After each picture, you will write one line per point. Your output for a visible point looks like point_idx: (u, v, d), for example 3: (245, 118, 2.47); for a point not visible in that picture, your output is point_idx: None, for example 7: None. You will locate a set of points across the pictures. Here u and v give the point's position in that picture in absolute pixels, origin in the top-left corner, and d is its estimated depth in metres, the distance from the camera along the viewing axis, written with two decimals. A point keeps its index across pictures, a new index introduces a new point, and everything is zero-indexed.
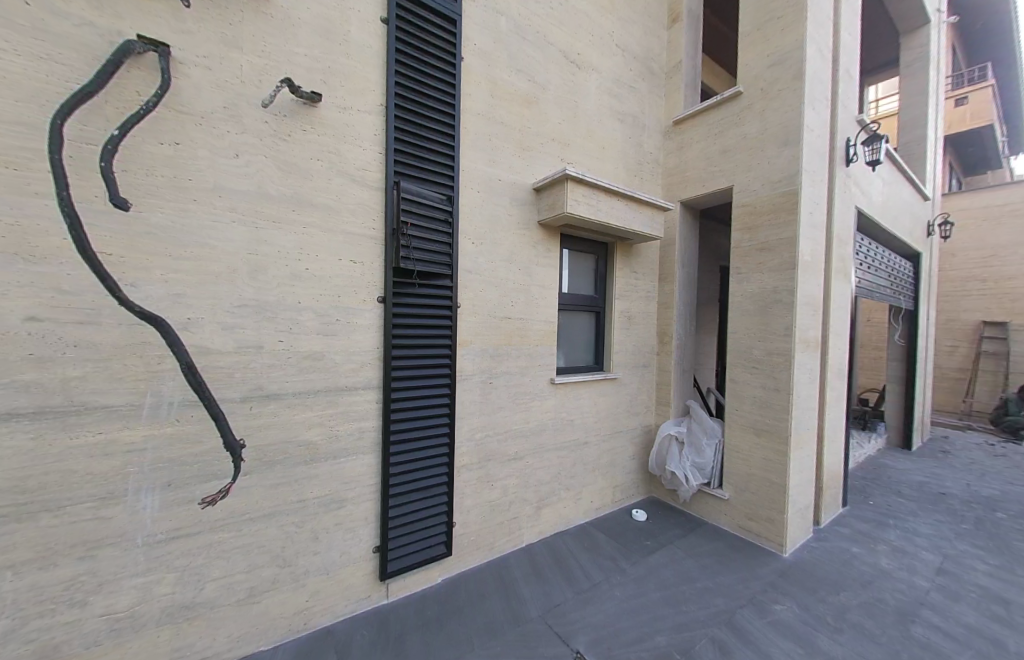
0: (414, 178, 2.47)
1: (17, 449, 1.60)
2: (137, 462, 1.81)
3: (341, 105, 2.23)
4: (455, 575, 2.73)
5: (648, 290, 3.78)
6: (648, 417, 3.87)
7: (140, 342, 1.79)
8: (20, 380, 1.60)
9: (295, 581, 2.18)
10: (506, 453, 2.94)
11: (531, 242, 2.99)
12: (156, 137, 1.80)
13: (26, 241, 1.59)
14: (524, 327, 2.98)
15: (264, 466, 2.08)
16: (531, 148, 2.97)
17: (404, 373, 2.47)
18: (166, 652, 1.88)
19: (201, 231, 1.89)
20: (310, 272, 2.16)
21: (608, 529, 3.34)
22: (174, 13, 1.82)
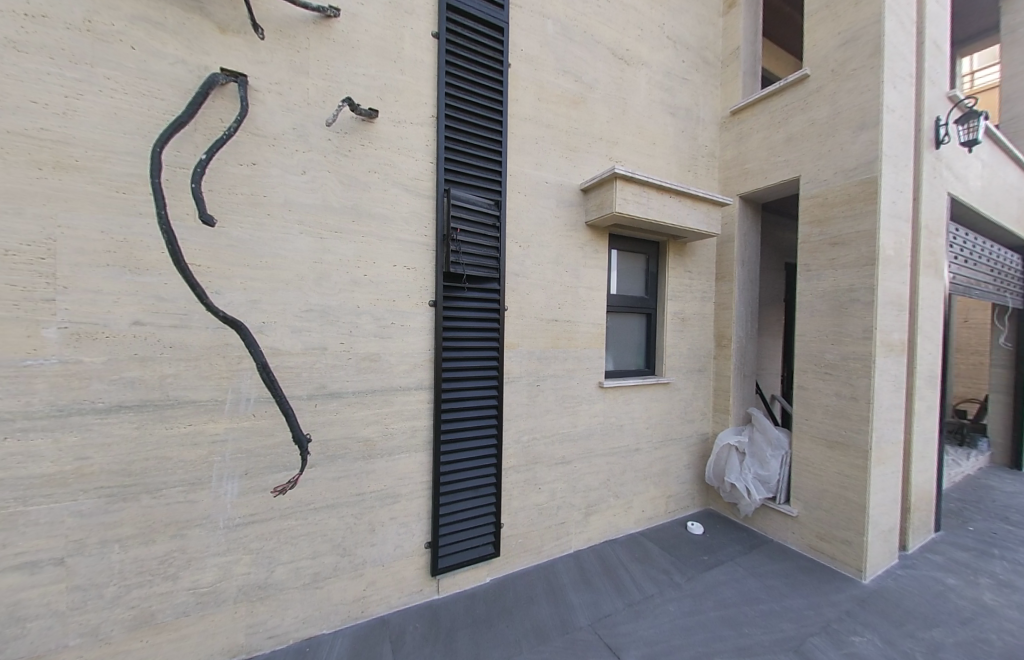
0: (463, 185, 2.54)
1: (125, 436, 1.83)
2: (220, 451, 2.00)
3: (395, 119, 2.35)
4: (503, 575, 2.74)
5: (703, 291, 3.60)
6: (704, 424, 3.68)
7: (224, 343, 1.99)
8: (127, 376, 1.83)
9: (354, 570, 2.30)
10: (554, 456, 2.92)
11: (579, 243, 2.96)
12: (237, 159, 2.00)
13: (133, 255, 1.83)
14: (572, 329, 2.95)
15: (327, 460, 2.22)
16: (579, 149, 2.95)
17: (454, 374, 2.53)
18: (242, 626, 2.06)
19: (273, 242, 2.07)
20: (368, 278, 2.29)
21: (661, 541, 3.20)
22: (251, 46, 2.01)
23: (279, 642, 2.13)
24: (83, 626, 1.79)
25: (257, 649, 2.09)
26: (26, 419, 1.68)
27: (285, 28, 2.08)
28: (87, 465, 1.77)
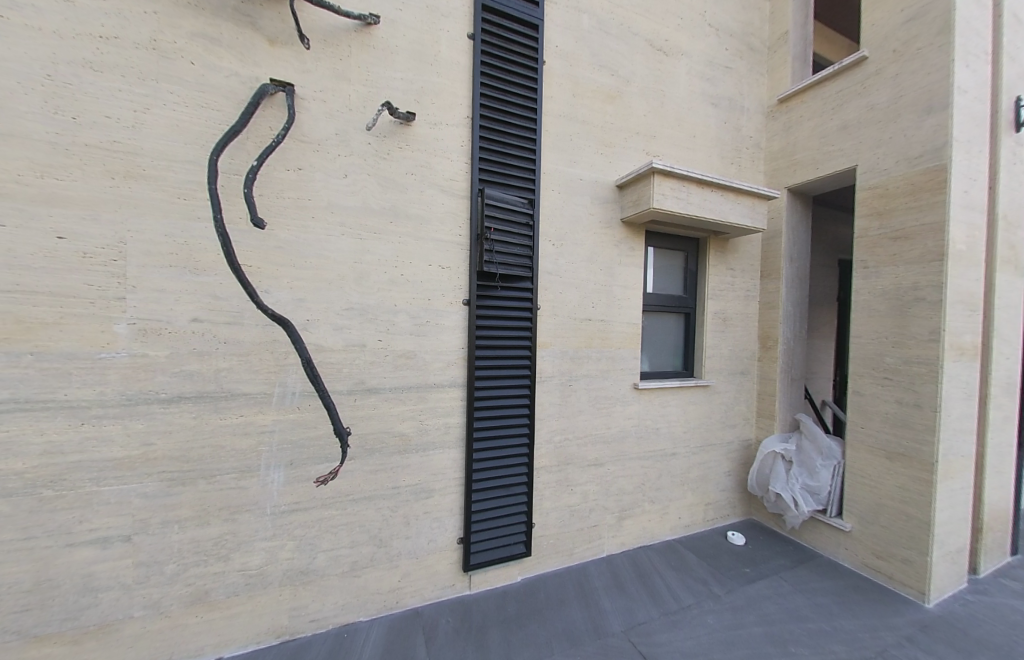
0: (498, 184, 2.56)
1: (184, 425, 1.97)
2: (267, 441, 2.11)
3: (432, 121, 2.39)
4: (535, 575, 2.73)
5: (747, 289, 3.44)
6: (747, 429, 3.51)
7: (272, 339, 2.10)
8: (186, 369, 1.97)
9: (390, 561, 2.36)
10: (587, 457, 2.87)
11: (614, 241, 2.90)
12: (285, 164, 2.10)
13: (193, 256, 1.96)
14: (606, 329, 2.90)
15: (365, 453, 2.29)
16: (615, 144, 2.89)
17: (487, 372, 2.55)
18: (286, 609, 2.16)
19: (317, 242, 2.16)
20: (404, 277, 2.35)
21: (700, 550, 3.08)
22: (298, 56, 2.11)
23: (319, 627, 2.23)
24: (147, 599, 1.94)
25: (299, 632, 2.19)
26: (99, 406, 1.85)
27: (329, 37, 2.17)
28: (151, 450, 1.92)
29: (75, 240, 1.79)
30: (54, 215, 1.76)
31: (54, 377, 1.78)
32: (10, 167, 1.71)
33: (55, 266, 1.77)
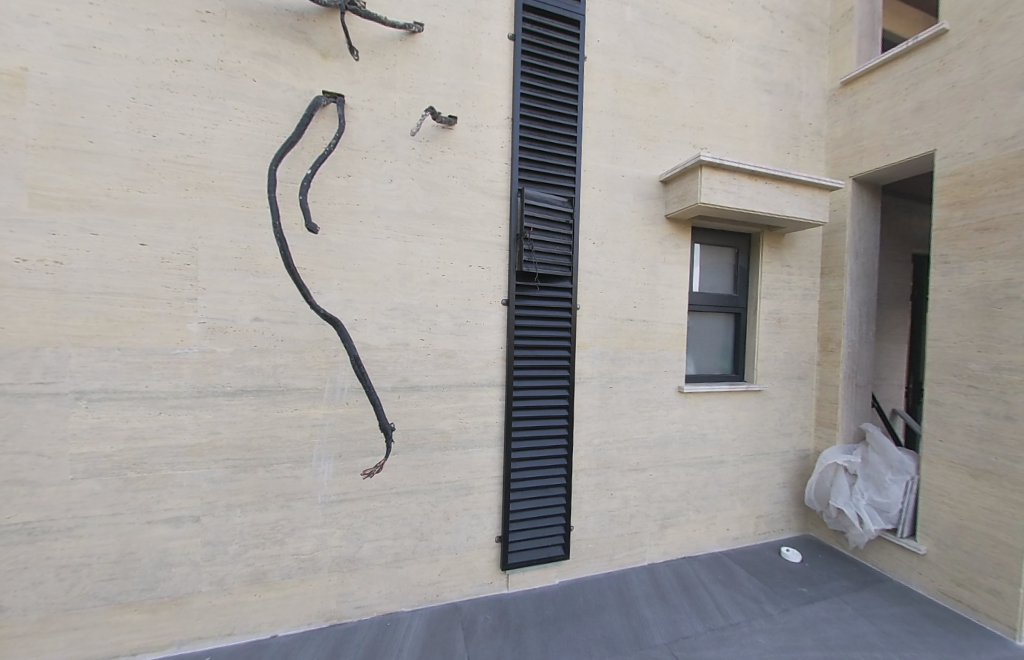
0: (537, 184, 2.55)
1: (245, 416, 2.13)
2: (318, 433, 2.23)
3: (473, 123, 2.43)
4: (574, 579, 2.70)
5: (804, 288, 3.21)
6: (804, 438, 3.27)
7: (323, 338, 2.21)
8: (248, 365, 2.12)
9: (430, 554, 2.42)
10: (628, 461, 2.80)
11: (658, 239, 2.81)
12: (336, 171, 2.21)
13: (254, 260, 2.11)
14: (649, 329, 2.81)
15: (408, 448, 2.37)
16: (659, 138, 2.80)
17: (525, 372, 2.55)
18: (334, 594, 2.27)
19: (364, 246, 2.26)
20: (445, 278, 2.40)
21: (751, 564, 2.91)
22: (347, 68, 2.22)
23: (364, 613, 2.32)
24: (212, 576, 2.11)
25: (345, 617, 2.29)
26: (174, 397, 2.03)
27: (376, 48, 2.26)
28: (217, 438, 2.09)
29: (155, 246, 1.99)
30: (137, 224, 1.96)
31: (137, 369, 1.99)
32: (104, 183, 1.92)
33: (138, 270, 1.97)
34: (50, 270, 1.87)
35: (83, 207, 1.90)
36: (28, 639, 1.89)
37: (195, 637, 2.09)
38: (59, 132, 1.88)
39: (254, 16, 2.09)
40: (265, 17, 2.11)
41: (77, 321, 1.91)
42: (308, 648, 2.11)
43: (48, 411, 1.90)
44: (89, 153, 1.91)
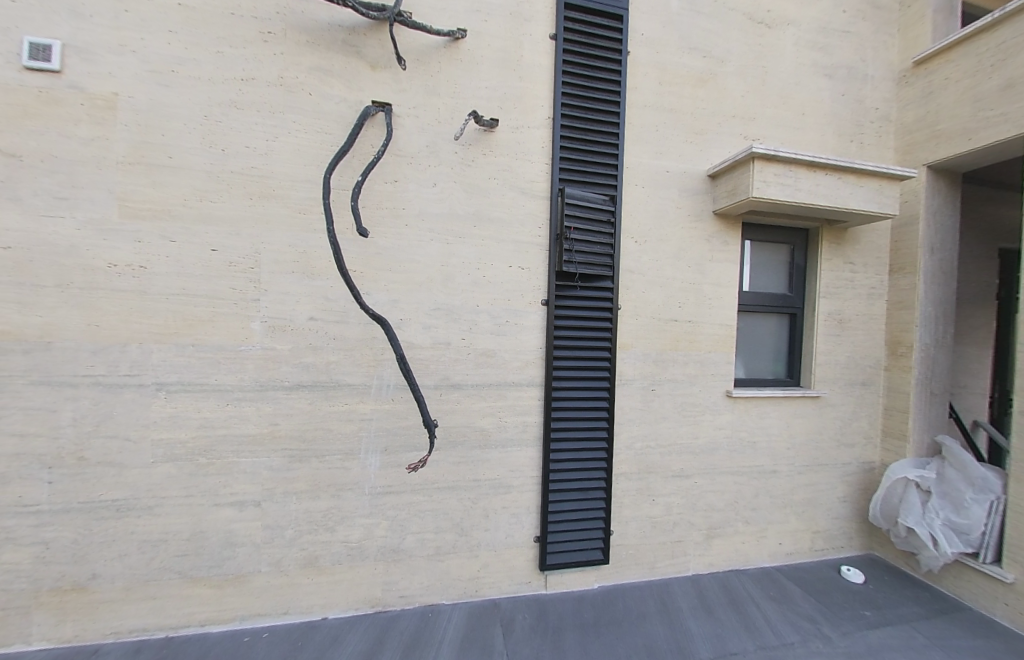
0: (578, 183, 2.54)
1: (301, 409, 2.26)
2: (365, 427, 2.33)
3: (515, 124, 2.45)
4: (613, 584, 2.65)
5: (869, 287, 2.97)
6: (869, 449, 3.03)
7: (371, 337, 2.32)
8: (304, 361, 2.26)
9: (470, 550, 2.46)
10: (671, 467, 2.71)
11: (705, 236, 2.70)
12: (383, 177, 2.31)
13: (310, 263, 2.25)
14: (695, 331, 2.71)
15: (449, 444, 2.42)
16: (706, 132, 2.70)
17: (565, 372, 2.54)
18: (380, 581, 2.37)
19: (409, 248, 2.34)
20: (486, 279, 2.44)
21: (807, 582, 2.73)
22: (395, 77, 2.31)
23: (407, 603, 2.40)
24: (270, 557, 2.26)
25: (389, 605, 2.38)
26: (238, 390, 2.20)
27: (422, 56, 2.34)
28: (276, 429, 2.24)
29: (223, 251, 2.16)
30: (209, 231, 2.14)
31: (207, 364, 2.17)
32: (181, 194, 2.12)
33: (209, 273, 2.15)
34: (137, 274, 2.08)
35: (163, 216, 2.10)
36: (117, 603, 2.12)
37: (255, 614, 2.25)
38: (144, 150, 2.09)
39: (310, 34, 2.23)
40: (320, 33, 2.24)
41: (158, 320, 2.11)
42: (356, 632, 2.21)
43: (134, 400, 2.11)
44: (169, 167, 2.11)
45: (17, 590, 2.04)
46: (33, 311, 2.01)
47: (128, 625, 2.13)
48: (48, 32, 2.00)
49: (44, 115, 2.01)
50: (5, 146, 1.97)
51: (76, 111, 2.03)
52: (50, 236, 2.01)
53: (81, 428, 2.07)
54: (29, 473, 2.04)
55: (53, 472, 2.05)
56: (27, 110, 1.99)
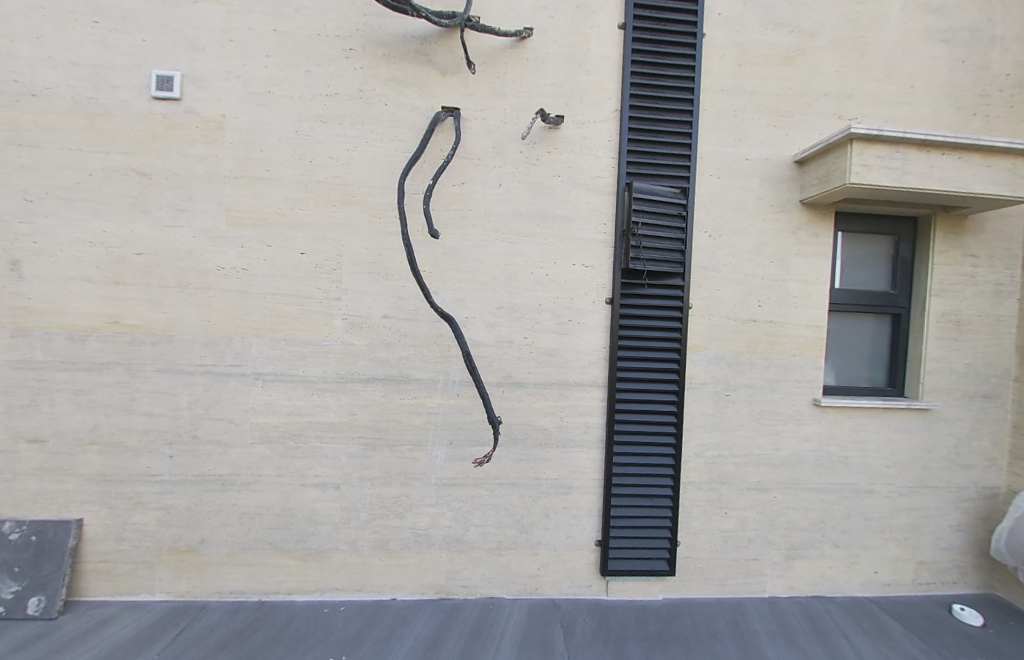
0: (647, 176, 2.44)
1: (375, 401, 2.41)
2: (432, 421, 2.43)
3: (580, 120, 2.41)
4: (680, 598, 2.53)
5: (996, 283, 2.55)
6: (992, 472, 2.60)
7: (438, 334, 2.41)
8: (378, 356, 2.40)
9: (531, 547, 2.48)
10: (746, 478, 2.53)
11: (789, 230, 2.48)
12: (451, 180, 2.38)
13: (384, 264, 2.39)
14: (777, 332, 2.50)
15: (512, 441, 2.45)
16: (792, 114, 2.47)
17: (630, 373, 2.46)
18: (444, 570, 2.46)
19: (474, 248, 2.40)
20: (549, 277, 2.43)
21: (910, 618, 2.41)
22: (463, 82, 2.38)
23: (469, 593, 2.47)
24: (347, 537, 2.43)
25: (453, 594, 2.46)
26: (322, 381, 2.40)
27: (489, 58, 2.39)
28: (353, 418, 2.41)
29: (310, 254, 2.36)
30: (298, 237, 2.35)
31: (296, 357, 2.38)
32: (275, 203, 2.34)
33: (298, 274, 2.36)
34: (239, 275, 2.34)
35: (260, 224, 2.34)
36: (221, 566, 2.41)
37: (333, 588, 2.44)
38: (246, 165, 2.34)
39: (387, 47, 2.36)
40: (395, 45, 2.36)
41: (256, 316, 2.36)
42: (422, 616, 2.31)
43: (236, 387, 2.38)
44: (265, 179, 2.34)
45: (145, 546, 2.39)
46: (159, 308, 2.34)
47: (229, 586, 2.41)
48: (172, 65, 2.31)
49: (169, 138, 2.32)
50: (139, 167, 2.31)
51: (193, 133, 2.33)
52: (172, 243, 2.33)
53: (195, 411, 2.38)
54: (154, 447, 2.37)
55: (173, 447, 2.38)
56: (155, 135, 2.31)
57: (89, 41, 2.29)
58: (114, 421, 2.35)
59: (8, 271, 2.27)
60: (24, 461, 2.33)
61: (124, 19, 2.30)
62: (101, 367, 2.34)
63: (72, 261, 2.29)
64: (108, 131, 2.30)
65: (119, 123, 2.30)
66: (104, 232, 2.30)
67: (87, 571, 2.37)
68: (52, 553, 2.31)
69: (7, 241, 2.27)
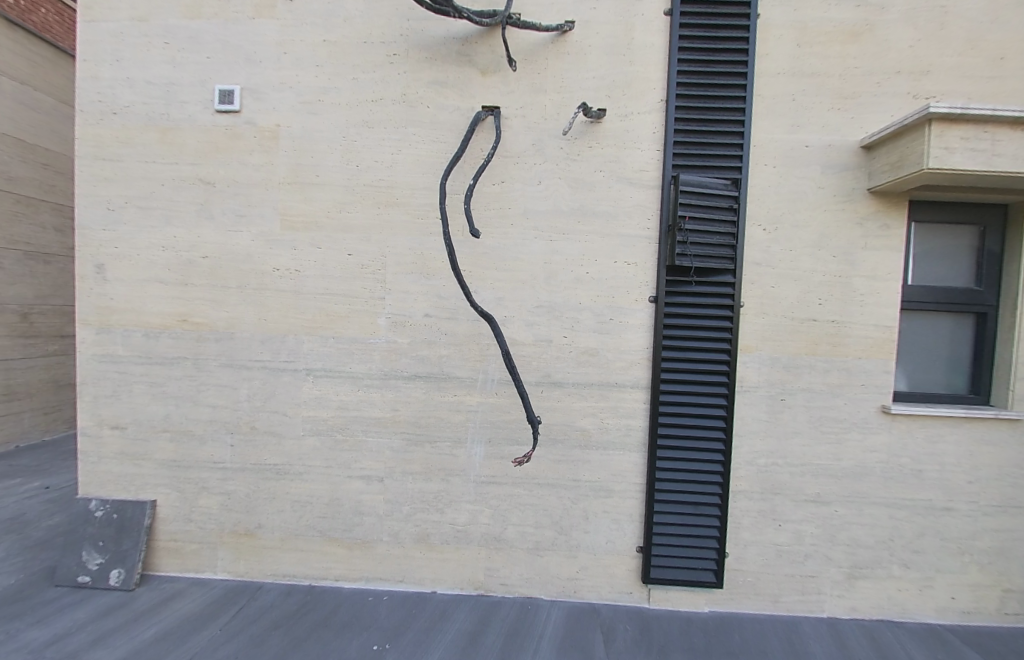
0: (695, 168, 2.33)
1: (416, 398, 2.46)
2: (472, 419, 2.45)
3: (624, 112, 2.34)
4: (728, 612, 2.40)
5: None
6: None
7: (478, 333, 2.42)
8: (419, 354, 2.45)
9: (570, 549, 2.44)
10: (803, 489, 2.36)
11: (854, 221, 2.28)
12: (491, 179, 2.39)
13: (426, 264, 2.43)
14: (839, 332, 2.31)
15: (551, 442, 2.42)
16: (859, 95, 2.27)
17: (675, 375, 2.36)
18: (483, 567, 2.47)
19: (514, 247, 2.39)
20: (590, 275, 2.38)
21: (997, 653, 2.15)
22: (504, 80, 2.38)
23: (507, 591, 2.47)
24: (390, 529, 2.50)
25: (491, 591, 2.47)
26: (367, 378, 2.48)
27: (530, 55, 2.37)
28: (396, 414, 2.47)
29: (356, 255, 2.44)
30: (345, 238, 2.44)
31: (342, 354, 2.48)
32: (324, 207, 2.45)
33: (345, 275, 2.45)
34: (292, 276, 2.47)
35: (311, 226, 2.45)
36: (275, 550, 2.55)
37: (376, 578, 2.52)
38: (299, 171, 2.46)
39: (429, 50, 2.40)
40: (437, 48, 2.40)
41: (307, 315, 2.48)
42: (461, 611, 2.34)
43: (289, 382, 2.51)
44: (316, 184, 2.45)
45: (209, 528, 2.57)
46: (222, 307, 2.51)
47: (282, 570, 2.55)
48: (233, 80, 2.47)
49: (230, 148, 2.48)
50: (204, 176, 2.49)
51: (251, 142, 2.47)
52: (233, 246, 2.49)
53: (252, 403, 2.53)
54: (217, 436, 2.55)
55: (234, 437, 2.54)
56: (218, 145, 2.48)
57: (161, 61, 2.48)
58: (182, 411, 2.55)
59: (95, 273, 2.52)
60: (107, 445, 2.58)
61: (191, 39, 2.48)
62: (172, 362, 2.54)
63: (147, 265, 2.51)
64: (177, 143, 2.49)
65: (187, 135, 2.48)
66: (174, 237, 2.50)
67: (160, 548, 2.59)
68: (130, 530, 2.54)
69: (94, 247, 2.51)
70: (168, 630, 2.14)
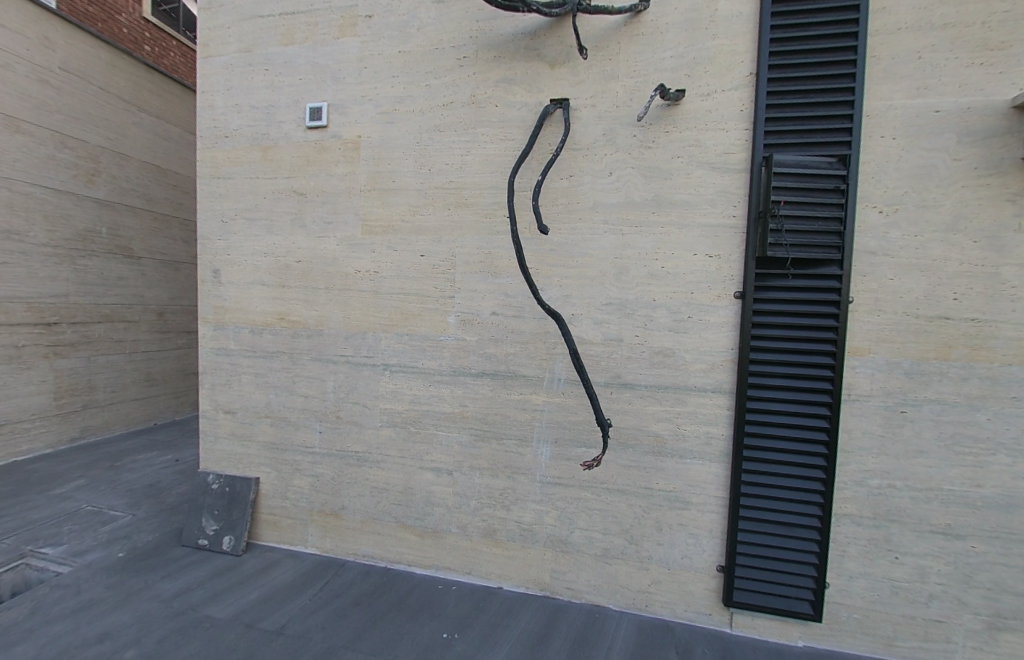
0: (791, 147, 2.07)
1: (484, 395, 2.49)
2: (538, 418, 2.42)
3: (705, 91, 2.15)
4: (828, 649, 2.11)
5: None
6: None
7: (544, 331, 2.39)
8: (487, 351, 2.48)
9: (641, 560, 2.31)
10: (927, 517, 2.00)
11: (1004, 198, 1.87)
12: (559, 174, 2.33)
13: (493, 262, 2.44)
14: (979, 333, 1.92)
15: (621, 445, 2.31)
16: (1013, 44, 1.85)
17: (766, 380, 2.12)
18: (549, 568, 2.44)
19: (583, 242, 2.31)
20: (665, 270, 2.22)
21: None
22: (573, 70, 2.31)
23: (574, 596, 2.40)
24: (459, 521, 2.56)
25: (558, 594, 2.42)
26: (437, 374, 2.56)
27: (601, 41, 2.27)
28: (465, 410, 2.52)
29: (428, 256, 2.53)
30: (418, 240, 2.54)
31: (415, 350, 2.58)
32: (400, 211, 2.57)
33: (417, 275, 2.55)
34: (371, 276, 2.62)
35: (388, 230, 2.59)
36: (355, 532, 2.74)
37: (446, 567, 2.59)
38: (377, 177, 2.60)
39: (498, 48, 2.40)
40: (505, 46, 2.39)
41: (385, 313, 2.62)
42: (527, 610, 2.32)
43: (369, 376, 2.67)
44: (392, 189, 2.58)
45: (300, 506, 2.83)
46: (311, 306, 2.74)
47: (361, 551, 2.73)
48: (321, 97, 2.68)
49: (319, 160, 2.70)
50: (298, 187, 2.74)
51: (336, 154, 2.67)
52: (321, 251, 2.71)
53: (337, 395, 2.74)
54: (308, 423, 2.80)
55: (321, 425, 2.77)
56: (308, 159, 2.71)
57: (262, 86, 2.77)
58: (280, 400, 2.84)
59: (212, 277, 2.89)
60: (221, 427, 2.95)
61: (286, 63, 2.73)
62: (271, 355, 2.83)
63: (252, 269, 2.82)
64: (276, 160, 2.76)
65: (284, 152, 2.75)
66: (274, 244, 2.78)
67: (261, 520, 2.91)
68: (238, 503, 2.88)
69: (212, 255, 2.88)
70: (267, 595, 2.39)
